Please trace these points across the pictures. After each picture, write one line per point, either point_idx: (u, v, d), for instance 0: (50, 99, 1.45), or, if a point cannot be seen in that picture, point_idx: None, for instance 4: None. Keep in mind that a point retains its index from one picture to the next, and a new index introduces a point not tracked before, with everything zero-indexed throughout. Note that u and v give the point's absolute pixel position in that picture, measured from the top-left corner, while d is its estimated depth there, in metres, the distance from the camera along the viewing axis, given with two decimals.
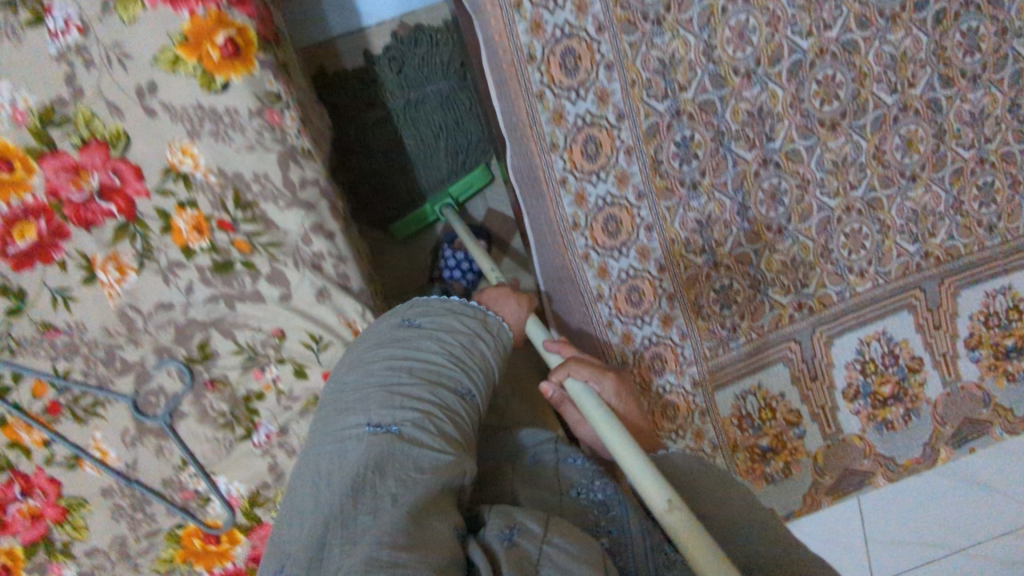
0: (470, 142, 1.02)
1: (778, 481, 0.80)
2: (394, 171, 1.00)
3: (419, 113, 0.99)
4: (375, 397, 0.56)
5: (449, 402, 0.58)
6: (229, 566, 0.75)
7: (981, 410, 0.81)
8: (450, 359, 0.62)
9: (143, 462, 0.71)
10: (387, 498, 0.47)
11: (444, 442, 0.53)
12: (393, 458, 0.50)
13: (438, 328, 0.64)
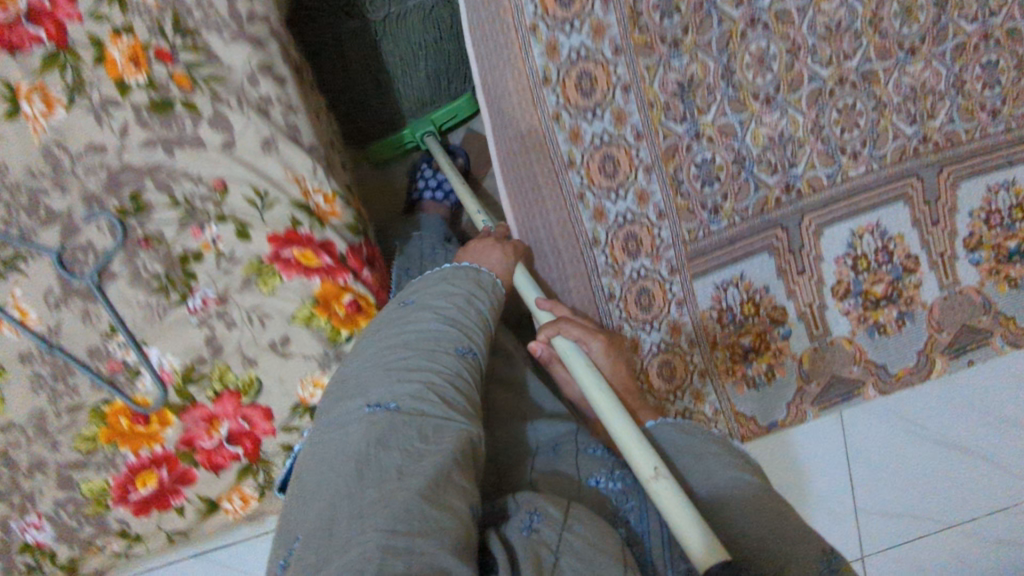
0: (453, 59, 0.98)
1: (761, 386, 0.76)
2: (375, 92, 0.96)
3: (401, 27, 0.89)
4: (374, 379, 0.52)
5: (451, 368, 0.55)
6: (157, 450, 0.68)
7: (982, 317, 0.79)
8: (449, 325, 0.58)
9: (70, 325, 0.66)
10: (392, 472, 0.44)
11: (450, 410, 0.50)
12: (397, 432, 0.46)
13: (432, 296, 0.61)
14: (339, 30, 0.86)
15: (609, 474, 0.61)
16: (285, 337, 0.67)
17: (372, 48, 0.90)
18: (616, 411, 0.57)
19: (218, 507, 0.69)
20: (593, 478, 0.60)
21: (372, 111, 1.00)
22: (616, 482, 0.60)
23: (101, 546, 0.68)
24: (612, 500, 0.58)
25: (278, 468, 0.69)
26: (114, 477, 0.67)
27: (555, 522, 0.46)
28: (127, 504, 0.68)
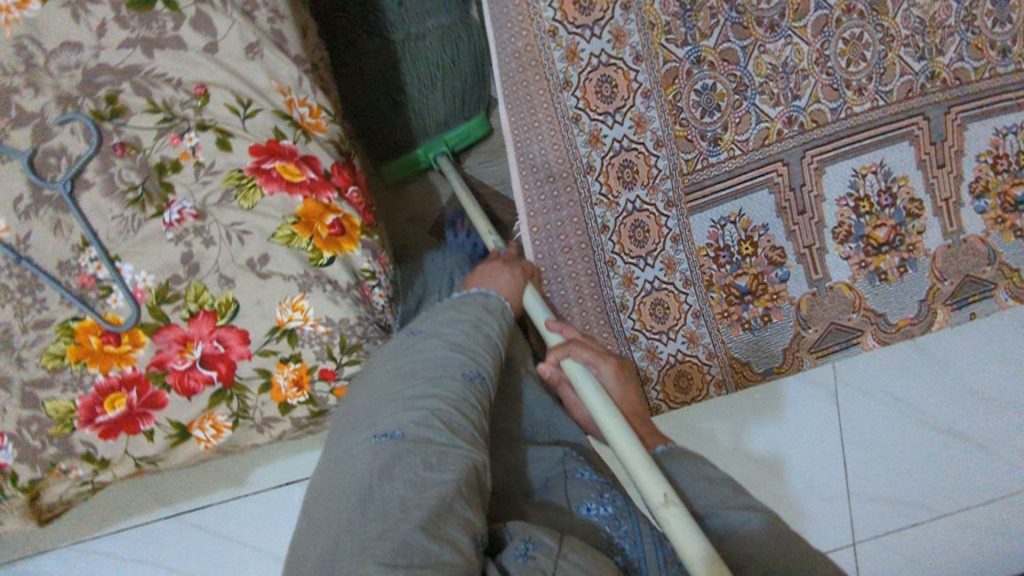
0: (467, 79, 1.03)
1: (758, 330, 0.76)
2: (391, 107, 1.00)
3: (420, 48, 0.99)
4: (383, 408, 0.55)
5: (458, 394, 0.58)
6: (128, 370, 0.64)
7: (985, 267, 0.77)
8: (456, 350, 0.61)
9: (40, 236, 0.63)
10: (396, 504, 0.47)
11: (454, 437, 0.53)
12: (403, 463, 0.50)
13: (441, 321, 0.64)
14: (362, 46, 0.97)
15: (599, 500, 0.66)
16: (263, 256, 0.64)
17: (391, 62, 0.98)
18: (624, 436, 0.60)
19: (190, 436, 0.66)
20: (584, 506, 0.65)
21: (389, 134, 1.02)
22: (607, 508, 0.65)
23: (63, 471, 0.64)
24: (605, 527, 0.63)
25: (253, 395, 0.66)
26: (82, 398, 0.64)
27: (549, 548, 0.52)
28: (94, 426, 0.64)
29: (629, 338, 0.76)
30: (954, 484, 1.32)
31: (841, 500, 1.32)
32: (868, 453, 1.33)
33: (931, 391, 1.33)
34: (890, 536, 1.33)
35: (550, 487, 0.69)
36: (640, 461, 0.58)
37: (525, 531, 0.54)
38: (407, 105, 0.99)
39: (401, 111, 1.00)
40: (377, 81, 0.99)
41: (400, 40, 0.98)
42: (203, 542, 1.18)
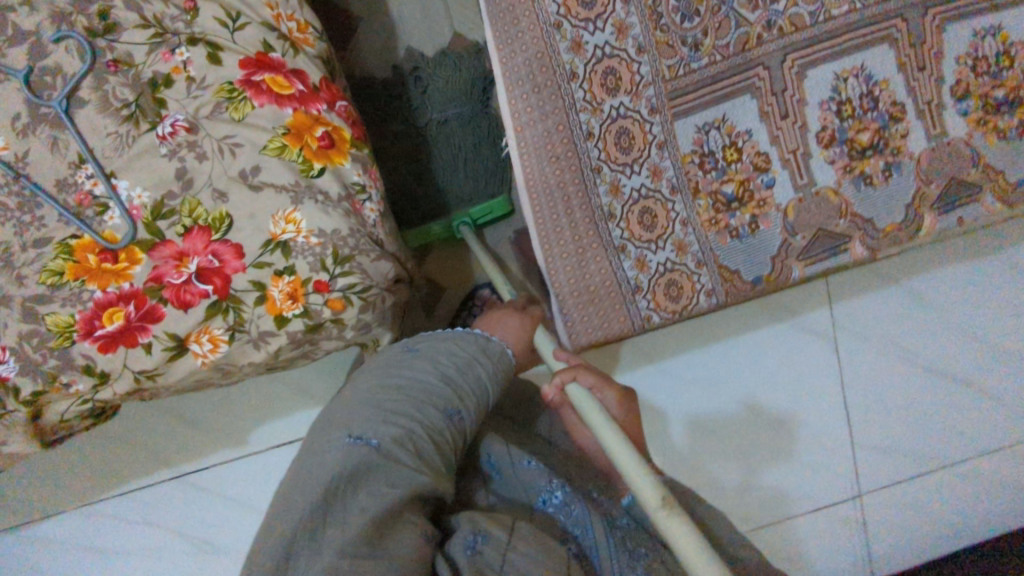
0: (488, 167, 1.11)
1: (745, 237, 0.77)
2: (417, 185, 1.11)
3: (446, 131, 1.10)
4: (363, 416, 0.62)
5: (435, 422, 0.65)
6: (125, 287, 0.65)
7: (970, 170, 0.78)
8: (444, 382, 0.69)
9: (38, 154, 0.65)
10: (354, 511, 0.54)
11: (422, 463, 0.60)
12: (369, 472, 0.57)
13: (439, 352, 0.72)
14: (391, 130, 1.11)
15: (550, 488, 0.72)
16: (256, 167, 0.66)
17: (418, 144, 1.11)
18: (621, 446, 0.62)
19: (187, 351, 0.67)
20: (540, 500, 0.72)
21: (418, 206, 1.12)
22: (558, 495, 0.71)
23: (63, 385, 0.65)
24: (560, 517, 0.69)
25: (248, 309, 0.67)
26: (81, 313, 0.65)
27: (497, 545, 0.60)
28: (93, 340, 0.65)
29: (618, 246, 0.78)
30: (954, 424, 1.35)
31: (841, 446, 1.33)
32: (869, 399, 1.33)
33: (932, 334, 1.33)
34: (893, 481, 1.34)
35: (506, 481, 0.75)
36: (636, 464, 0.60)
37: (475, 526, 0.62)
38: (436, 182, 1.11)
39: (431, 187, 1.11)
40: (405, 162, 1.11)
41: (427, 127, 1.10)
42: (208, 501, 1.19)
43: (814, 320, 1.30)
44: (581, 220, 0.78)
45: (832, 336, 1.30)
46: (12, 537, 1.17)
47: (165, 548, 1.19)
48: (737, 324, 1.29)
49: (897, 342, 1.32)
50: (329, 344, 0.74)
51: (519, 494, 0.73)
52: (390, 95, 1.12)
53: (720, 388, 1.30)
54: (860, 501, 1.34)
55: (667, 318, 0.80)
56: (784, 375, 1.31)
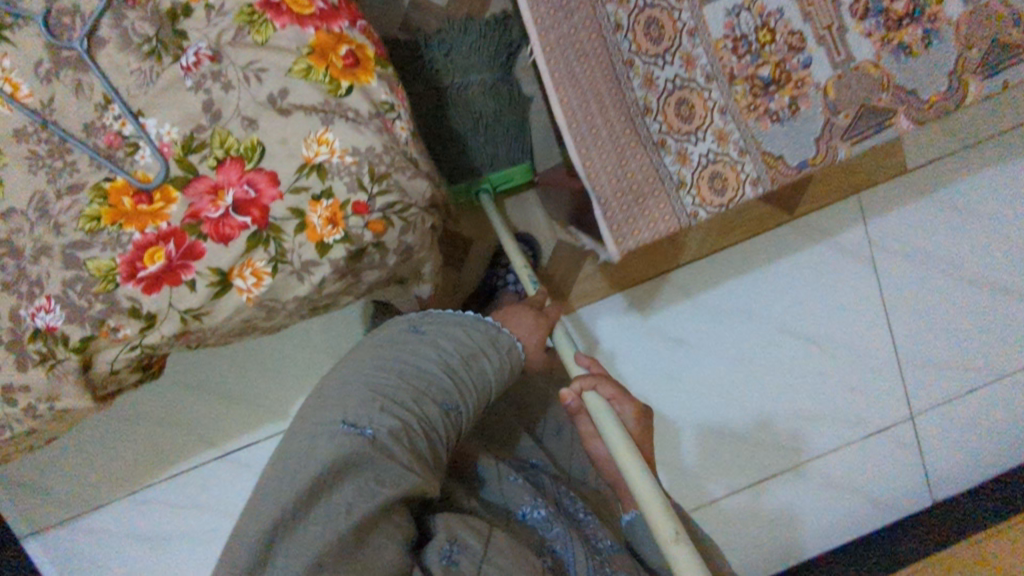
0: (509, 136, 1.10)
1: (786, 120, 0.75)
2: (437, 146, 1.07)
3: (468, 97, 1.07)
4: (358, 403, 0.67)
5: (427, 415, 0.70)
6: (163, 227, 0.65)
7: (1012, 30, 0.75)
8: (444, 372, 0.73)
9: (63, 100, 0.64)
10: (339, 511, 0.58)
11: (413, 457, 0.65)
12: (360, 466, 0.61)
13: (443, 338, 0.77)
14: (410, 89, 1.06)
15: (532, 504, 0.80)
16: (283, 90, 0.65)
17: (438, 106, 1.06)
18: (636, 470, 0.61)
19: (231, 287, 0.66)
20: (521, 511, 0.79)
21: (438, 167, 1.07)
22: (540, 510, 0.79)
23: (111, 329, 0.64)
24: (539, 529, 0.77)
25: (289, 238, 0.66)
26: (122, 256, 0.64)
27: (472, 556, 0.65)
28: (136, 282, 0.64)
29: (657, 141, 0.76)
30: (999, 330, 1.34)
31: (885, 368, 1.32)
32: (912, 313, 1.31)
33: (972, 244, 1.30)
34: (937, 401, 1.35)
35: (494, 492, 0.83)
36: (650, 490, 0.58)
37: (452, 533, 0.67)
38: (456, 145, 1.07)
39: (451, 149, 1.07)
40: (426, 126, 1.06)
41: (451, 91, 1.06)
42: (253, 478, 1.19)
43: (851, 241, 1.26)
44: (616, 120, 0.76)
45: (868, 257, 1.27)
46: (64, 529, 1.18)
47: (216, 530, 1.19)
48: (774, 250, 1.25)
49: (937, 256, 1.29)
50: (371, 273, 0.73)
51: (505, 506, 0.81)
52: (409, 55, 1.08)
53: (757, 320, 1.27)
54: (912, 424, 1.35)
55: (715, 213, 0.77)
56: (825, 299, 1.28)
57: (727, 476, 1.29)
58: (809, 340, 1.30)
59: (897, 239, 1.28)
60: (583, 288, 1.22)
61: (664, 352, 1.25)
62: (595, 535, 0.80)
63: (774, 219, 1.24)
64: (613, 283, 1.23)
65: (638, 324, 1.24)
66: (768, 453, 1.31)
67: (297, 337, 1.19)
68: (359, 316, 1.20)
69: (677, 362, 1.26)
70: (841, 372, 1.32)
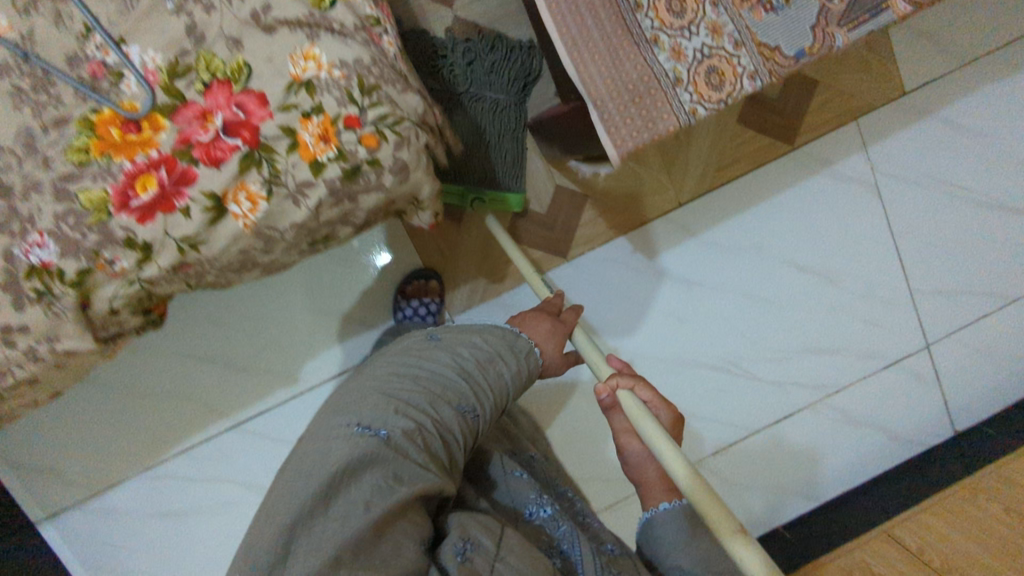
0: (508, 159, 1.07)
1: (780, 9, 0.69)
2: None
3: (478, 111, 1.03)
4: (374, 407, 0.69)
5: (444, 417, 0.71)
6: (154, 155, 0.63)
7: None
8: (459, 377, 0.75)
9: (44, 31, 0.63)
10: (354, 508, 0.60)
11: (428, 457, 0.66)
12: (375, 463, 0.63)
13: (459, 345, 0.78)
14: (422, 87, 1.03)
15: (538, 503, 0.79)
16: (266, 6, 0.64)
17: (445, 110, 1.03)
18: (687, 471, 0.60)
19: (227, 212, 0.65)
20: (528, 509, 0.78)
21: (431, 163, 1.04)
22: (546, 509, 0.78)
23: (108, 262, 0.63)
24: (546, 530, 0.76)
25: (282, 158, 0.65)
26: (113, 187, 0.63)
27: (486, 553, 0.65)
28: (130, 212, 0.63)
29: (651, 38, 0.70)
30: (1009, 252, 1.32)
31: (897, 298, 1.31)
32: (921, 237, 1.29)
33: (977, 163, 1.28)
34: (953, 329, 1.33)
35: (502, 487, 0.82)
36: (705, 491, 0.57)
37: (464, 533, 0.66)
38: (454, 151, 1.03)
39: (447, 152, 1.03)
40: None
41: (464, 100, 1.03)
42: (268, 446, 1.19)
43: (855, 168, 1.25)
44: (608, 21, 0.69)
45: (873, 184, 1.26)
46: (81, 509, 1.18)
47: (236, 500, 1.20)
48: (776, 183, 1.23)
49: (944, 178, 1.28)
50: (368, 200, 0.71)
51: (514, 503, 0.80)
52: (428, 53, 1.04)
53: (763, 255, 1.26)
54: (927, 352, 1.33)
55: (714, 110, 0.71)
56: (833, 230, 1.27)
57: (740, 413, 1.31)
58: (817, 273, 1.28)
59: (902, 161, 1.26)
60: (586, 231, 1.20)
61: (672, 293, 1.25)
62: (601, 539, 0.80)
63: (776, 150, 1.22)
64: (615, 225, 1.21)
65: (645, 267, 1.23)
66: (782, 392, 1.31)
67: (301, 301, 1.18)
68: (362, 275, 1.18)
69: (684, 302, 1.26)
70: (855, 287, 1.29)
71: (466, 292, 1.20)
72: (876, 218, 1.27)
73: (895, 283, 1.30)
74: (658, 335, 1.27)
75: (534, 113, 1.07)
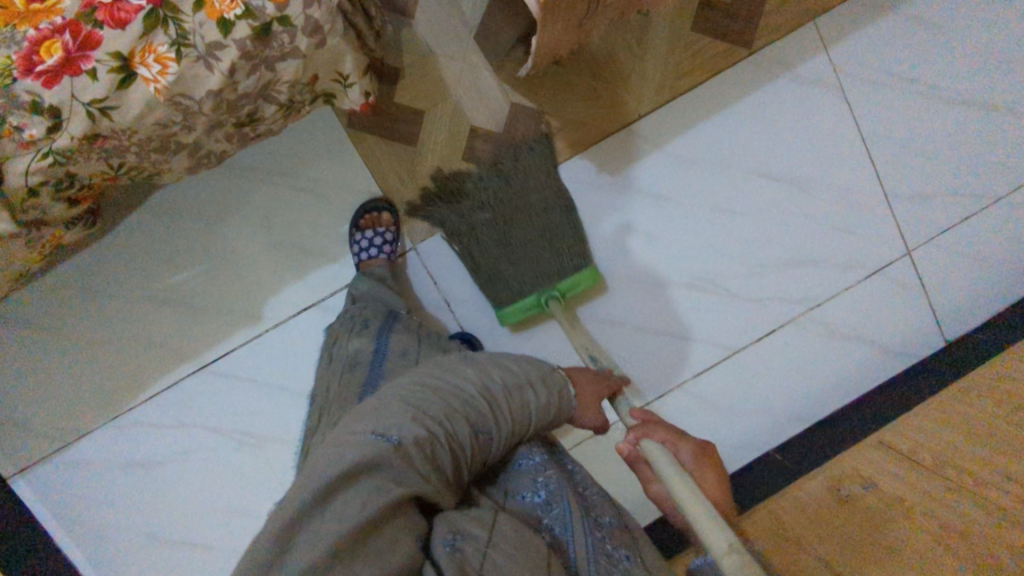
0: (569, 240, 1.13)
1: None
2: (504, 262, 1.11)
3: (527, 213, 1.12)
4: (390, 415, 0.66)
5: (458, 432, 0.69)
6: (57, 21, 0.61)
7: None
8: (479, 396, 0.74)
9: None
10: (353, 502, 0.55)
11: (433, 469, 0.64)
12: (382, 463, 0.60)
13: (484, 369, 0.79)
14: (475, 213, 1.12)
15: (533, 486, 0.78)
16: None
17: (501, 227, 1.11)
18: (692, 500, 0.70)
19: (135, 76, 0.63)
20: (521, 494, 0.77)
21: (505, 277, 1.12)
22: (539, 492, 0.77)
23: (15, 128, 0.62)
24: (539, 509, 0.75)
25: (188, 18, 0.62)
26: (17, 52, 0.61)
27: (476, 544, 0.63)
28: (35, 77, 0.61)
29: None
30: (987, 152, 1.28)
31: (873, 203, 1.27)
32: (891, 139, 1.26)
33: (943, 57, 1.25)
34: (934, 234, 1.29)
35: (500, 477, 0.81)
36: (704, 515, 0.68)
37: (455, 525, 0.65)
38: (520, 262, 1.11)
39: (514, 265, 1.11)
40: (494, 244, 1.11)
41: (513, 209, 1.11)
42: (235, 389, 1.18)
43: (815, 71, 1.22)
44: None
45: (835, 84, 1.23)
46: (50, 462, 1.18)
47: (207, 446, 1.18)
48: (735, 90, 1.21)
49: (909, 76, 1.25)
50: (286, 68, 0.69)
51: (511, 489, 0.79)
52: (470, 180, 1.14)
53: (729, 164, 1.23)
54: (909, 259, 1.29)
55: None
56: (798, 138, 1.24)
57: (720, 335, 1.28)
58: (785, 181, 1.25)
59: (863, 59, 1.23)
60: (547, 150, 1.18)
61: (638, 211, 1.23)
62: (596, 510, 0.80)
63: (733, 58, 1.20)
64: (574, 145, 1.19)
65: (609, 185, 1.22)
66: (760, 309, 1.28)
67: (259, 238, 1.16)
68: (320, 207, 1.17)
69: (651, 221, 1.24)
70: (827, 195, 1.26)
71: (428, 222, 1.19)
72: (843, 120, 1.24)
73: (868, 188, 1.27)
74: (627, 257, 1.25)
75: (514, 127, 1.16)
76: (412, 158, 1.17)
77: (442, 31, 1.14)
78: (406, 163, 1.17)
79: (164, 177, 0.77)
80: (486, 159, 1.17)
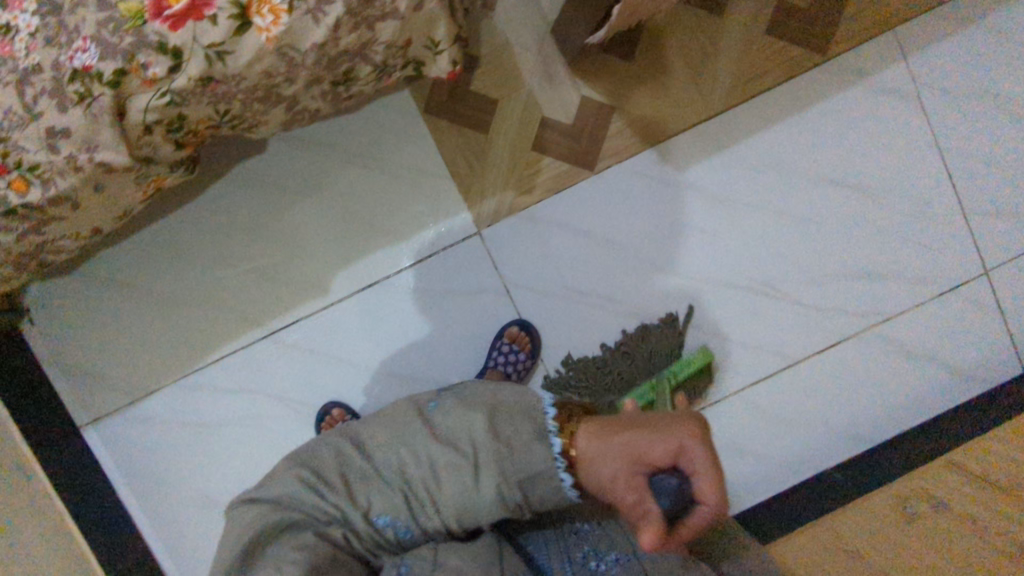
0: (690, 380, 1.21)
1: None
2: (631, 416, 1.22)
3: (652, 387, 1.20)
4: (296, 482, 0.71)
5: (360, 511, 0.71)
6: None
7: None
8: (401, 476, 0.71)
9: None
10: (251, 555, 0.64)
11: (329, 542, 0.66)
12: (274, 532, 0.67)
13: (428, 438, 0.72)
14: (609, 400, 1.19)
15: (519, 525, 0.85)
16: None
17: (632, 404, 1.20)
18: None
19: (252, 24, 0.67)
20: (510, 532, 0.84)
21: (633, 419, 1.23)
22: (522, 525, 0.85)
23: (142, 66, 0.67)
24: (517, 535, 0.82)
25: None
26: None
27: (424, 563, 0.66)
28: (164, 20, 0.65)
29: None
30: None
31: (949, 218, 1.24)
32: (971, 155, 1.23)
33: None
34: (1014, 255, 1.24)
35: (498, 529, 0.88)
36: None
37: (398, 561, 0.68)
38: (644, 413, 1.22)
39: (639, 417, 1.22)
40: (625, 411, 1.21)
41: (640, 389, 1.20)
42: (299, 358, 1.24)
43: (893, 80, 1.21)
44: None
45: (915, 97, 1.22)
46: (122, 415, 1.24)
47: (268, 412, 1.24)
48: (811, 95, 1.21)
49: (993, 92, 1.22)
50: (386, 26, 0.73)
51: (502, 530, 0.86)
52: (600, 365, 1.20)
53: (802, 169, 1.22)
54: (986, 280, 1.24)
55: None
56: (873, 145, 1.22)
57: (783, 342, 1.24)
58: (859, 191, 1.23)
59: (945, 73, 1.22)
60: (614, 143, 1.20)
61: (702, 208, 1.22)
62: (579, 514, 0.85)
63: (809, 62, 1.20)
64: (644, 138, 1.20)
65: (675, 181, 1.21)
66: (827, 319, 1.24)
67: (332, 215, 1.22)
68: (392, 188, 1.21)
69: (719, 221, 1.22)
70: (901, 207, 1.23)
71: (494, 207, 1.22)
72: (919, 133, 1.22)
73: (945, 202, 1.24)
74: (690, 255, 1.23)
75: (584, 121, 1.20)
76: (483, 146, 1.21)
77: (519, 23, 1.18)
78: (476, 151, 1.21)
79: (259, 128, 0.83)
80: (554, 151, 1.20)
